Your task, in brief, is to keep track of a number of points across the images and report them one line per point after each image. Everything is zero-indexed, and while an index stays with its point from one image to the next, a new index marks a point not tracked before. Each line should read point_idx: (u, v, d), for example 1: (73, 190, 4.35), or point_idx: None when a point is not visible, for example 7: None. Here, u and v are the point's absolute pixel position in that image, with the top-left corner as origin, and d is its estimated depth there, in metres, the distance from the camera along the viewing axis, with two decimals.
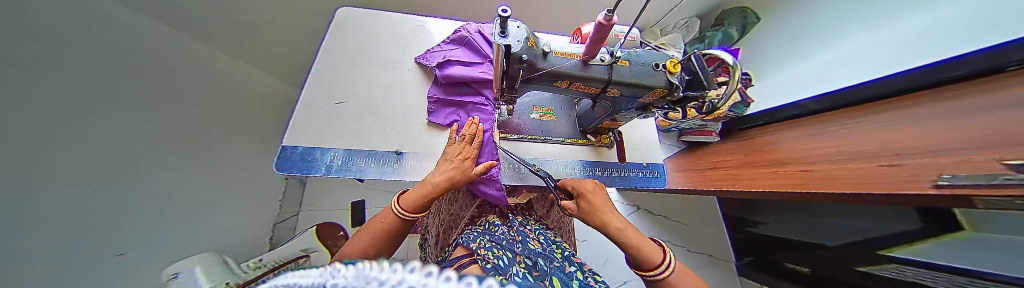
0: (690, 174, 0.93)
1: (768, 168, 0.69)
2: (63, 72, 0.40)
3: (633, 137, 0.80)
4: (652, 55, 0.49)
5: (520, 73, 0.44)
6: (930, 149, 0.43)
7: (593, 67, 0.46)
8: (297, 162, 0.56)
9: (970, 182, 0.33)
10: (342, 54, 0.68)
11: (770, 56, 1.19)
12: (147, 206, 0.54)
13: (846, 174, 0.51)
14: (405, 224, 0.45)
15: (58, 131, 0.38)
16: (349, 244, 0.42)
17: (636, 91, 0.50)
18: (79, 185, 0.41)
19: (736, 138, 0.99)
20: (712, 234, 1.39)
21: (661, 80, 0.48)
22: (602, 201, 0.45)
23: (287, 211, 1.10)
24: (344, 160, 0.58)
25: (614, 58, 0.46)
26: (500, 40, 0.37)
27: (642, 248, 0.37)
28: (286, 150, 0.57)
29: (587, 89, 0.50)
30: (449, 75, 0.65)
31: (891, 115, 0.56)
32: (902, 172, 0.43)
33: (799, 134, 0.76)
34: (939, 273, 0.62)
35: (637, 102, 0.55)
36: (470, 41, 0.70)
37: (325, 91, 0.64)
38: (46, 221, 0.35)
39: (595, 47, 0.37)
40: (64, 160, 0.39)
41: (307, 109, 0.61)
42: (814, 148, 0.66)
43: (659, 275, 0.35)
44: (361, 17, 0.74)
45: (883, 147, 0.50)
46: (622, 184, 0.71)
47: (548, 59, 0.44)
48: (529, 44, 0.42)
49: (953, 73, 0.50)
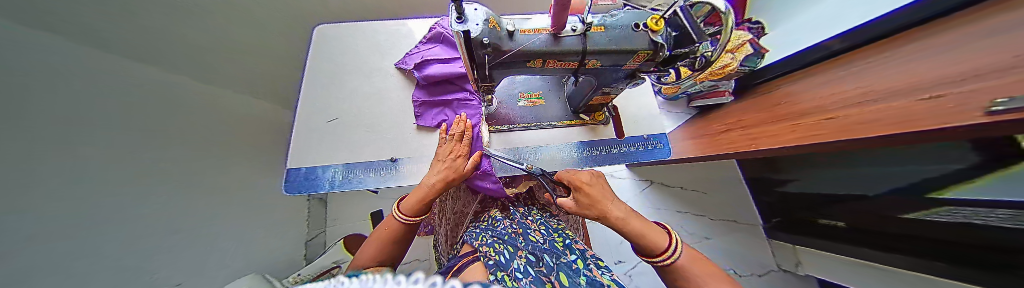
0: (701, 140, 0.88)
1: (787, 122, 0.64)
2: (95, 128, 0.45)
3: (630, 110, 0.77)
4: (630, 15, 0.45)
5: (486, 59, 0.43)
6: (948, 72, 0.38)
7: (564, 39, 0.42)
8: (303, 182, 0.60)
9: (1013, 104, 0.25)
10: (326, 71, 0.70)
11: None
12: (191, 237, 0.60)
13: (869, 115, 0.46)
14: (408, 229, 0.46)
15: (100, 181, 0.43)
16: (360, 253, 0.44)
17: (617, 58, 0.47)
18: (125, 227, 0.46)
19: (751, 95, 0.92)
20: (734, 199, 1.33)
21: (644, 41, 0.45)
22: (603, 192, 0.43)
23: (315, 228, 1.18)
24: (344, 174, 0.61)
25: (586, 25, 0.42)
26: (457, 26, 0.36)
27: (649, 238, 0.35)
28: (291, 173, 0.60)
29: (564, 64, 0.48)
30: (429, 76, 0.65)
31: (922, 41, 0.49)
32: (917, 103, 0.39)
33: (821, 80, 0.69)
34: (998, 211, 0.55)
35: (621, 71, 0.52)
36: (446, 37, 0.69)
37: (316, 111, 0.66)
38: (104, 264, 0.40)
39: (562, 17, 0.34)
40: (113, 208, 0.45)
41: (303, 130, 0.64)
42: (835, 93, 0.60)
43: (666, 260, 0.33)
44: (337, 32, 0.74)
45: (908, 79, 0.45)
46: (624, 161, 0.69)
47: (514, 39, 0.42)
48: (490, 25, 0.39)
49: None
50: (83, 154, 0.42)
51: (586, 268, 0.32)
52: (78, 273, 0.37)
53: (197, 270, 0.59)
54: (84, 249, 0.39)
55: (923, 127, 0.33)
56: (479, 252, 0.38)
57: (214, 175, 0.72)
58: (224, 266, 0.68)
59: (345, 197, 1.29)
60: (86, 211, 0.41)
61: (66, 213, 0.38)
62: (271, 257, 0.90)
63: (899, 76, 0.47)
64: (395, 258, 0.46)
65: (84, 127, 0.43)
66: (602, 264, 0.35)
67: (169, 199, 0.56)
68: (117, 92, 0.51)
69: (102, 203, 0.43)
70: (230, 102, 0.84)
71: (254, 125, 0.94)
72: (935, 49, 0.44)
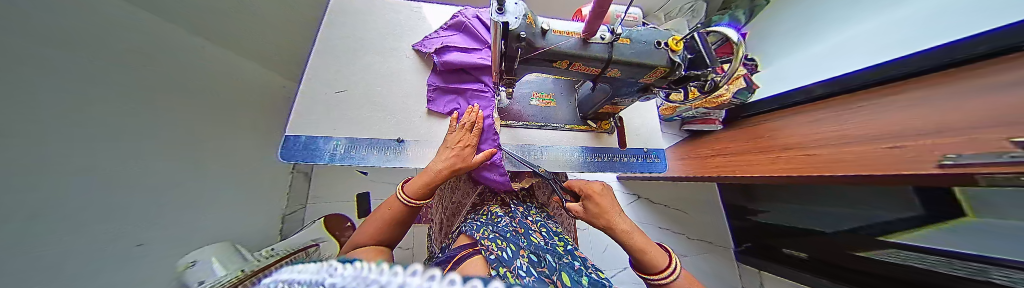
0: (691, 162, 0.92)
1: (770, 154, 0.69)
2: (61, 69, 0.39)
3: (633, 123, 0.80)
4: (652, 33, 0.48)
5: (519, 53, 0.44)
6: (922, 130, 0.42)
7: (593, 45, 0.44)
8: (301, 151, 0.57)
9: (975, 161, 0.29)
10: (338, 42, 0.67)
11: (777, 43, 1.17)
12: (155, 200, 0.55)
13: (845, 155, 0.51)
14: (410, 212, 0.46)
15: (58, 126, 0.38)
16: (359, 231, 0.44)
17: (636, 72, 0.50)
18: (85, 178, 0.42)
19: (739, 126, 0.98)
20: (712, 222, 1.40)
21: (663, 59, 0.47)
22: (609, 203, 0.43)
23: (296, 203, 1.13)
24: (346, 148, 0.59)
25: (614, 36, 0.45)
26: (498, 17, 0.36)
27: (648, 253, 0.37)
28: (289, 139, 0.57)
29: (587, 69, 0.49)
30: (447, 62, 0.64)
31: (906, 97, 0.54)
32: (887, 151, 0.44)
33: (802, 120, 0.75)
34: (938, 258, 0.62)
35: (637, 83, 0.54)
36: (468, 27, 0.69)
37: (325, 81, 0.63)
38: (61, 218, 0.37)
39: (595, 25, 0.35)
40: (78, 159, 0.41)
41: (308, 98, 0.61)
42: (815, 133, 0.66)
43: (665, 279, 0.35)
44: (356, 4, 0.72)
45: (883, 130, 0.50)
46: (622, 170, 0.71)
47: (547, 37, 0.43)
48: (528, 21, 0.41)
49: (975, 51, 0.48)
50: (48, 93, 0.37)
51: (587, 273, 0.33)
52: (36, 226, 0.33)
53: (162, 234, 0.55)
54: (44, 198, 0.35)
55: (896, 170, 0.37)
56: (479, 245, 0.39)
57: (183, 136, 0.65)
58: (192, 235, 0.63)
59: (331, 175, 1.24)
60: (55, 156, 0.37)
61: (34, 158, 0.34)
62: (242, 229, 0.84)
63: (875, 126, 0.53)
64: (394, 239, 0.46)
65: (50, 63, 0.37)
66: (601, 272, 0.35)
67: (128, 155, 0.50)
68: (100, 31, 0.46)
69: (62, 153, 0.38)
70: (222, 62, 0.78)
71: (247, 87, 0.89)
72: (919, 106, 0.49)
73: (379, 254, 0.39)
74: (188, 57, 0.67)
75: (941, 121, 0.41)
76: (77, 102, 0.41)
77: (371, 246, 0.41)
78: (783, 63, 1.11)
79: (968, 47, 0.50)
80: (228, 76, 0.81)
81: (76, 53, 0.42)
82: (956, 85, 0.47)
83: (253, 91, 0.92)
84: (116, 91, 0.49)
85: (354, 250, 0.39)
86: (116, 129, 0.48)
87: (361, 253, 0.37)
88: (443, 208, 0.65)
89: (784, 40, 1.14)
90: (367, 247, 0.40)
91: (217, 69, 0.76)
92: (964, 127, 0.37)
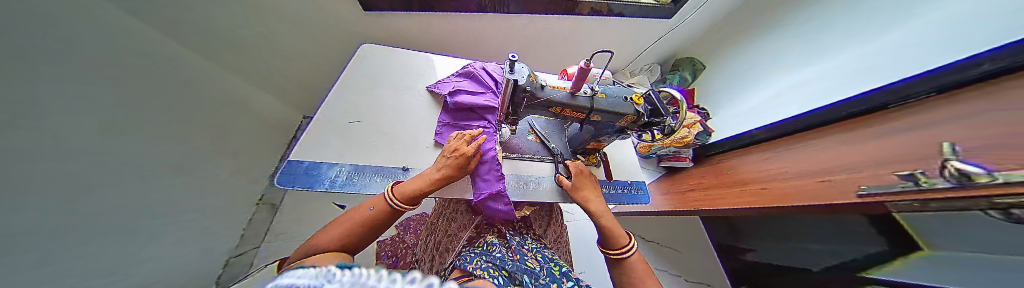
0: (671, 196, 0.97)
1: (736, 188, 0.76)
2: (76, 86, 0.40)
3: (614, 158, 0.89)
4: (622, 90, 0.60)
5: (524, 100, 0.52)
6: (846, 168, 0.54)
7: (579, 97, 0.54)
8: (298, 176, 0.53)
9: (882, 191, 0.37)
10: (360, 79, 0.74)
11: (714, 94, 1.41)
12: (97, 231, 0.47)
13: (792, 188, 0.58)
14: (389, 216, 0.44)
15: (42, 135, 0.36)
16: (314, 236, 0.37)
17: (610, 117, 0.58)
18: (38, 199, 0.36)
19: (705, 164, 1.11)
20: (706, 262, 1.36)
21: (630, 109, 0.58)
22: (588, 184, 0.64)
23: (250, 242, 0.96)
24: (349, 175, 0.57)
25: (594, 91, 0.56)
26: (508, 75, 0.47)
27: (614, 231, 0.50)
28: (291, 164, 0.55)
29: (575, 115, 0.57)
30: (458, 102, 0.71)
31: (826, 140, 0.69)
32: (824, 183, 0.52)
33: (756, 157, 0.87)
34: None
35: (614, 126, 0.63)
36: (476, 75, 0.80)
37: (341, 111, 0.66)
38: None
39: (579, 83, 0.47)
40: (43, 173, 0.37)
41: (322, 128, 0.62)
42: (761, 170, 0.77)
43: (624, 254, 0.46)
44: (380, 50, 0.82)
45: (819, 166, 0.61)
46: (608, 201, 0.72)
47: (546, 90, 0.52)
48: (532, 78, 0.50)
49: (924, 90, 0.54)
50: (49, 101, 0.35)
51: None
52: None
53: (85, 275, 0.44)
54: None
55: (830, 200, 0.44)
56: (472, 274, 0.37)
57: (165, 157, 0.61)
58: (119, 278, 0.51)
59: None
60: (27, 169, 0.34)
61: (12, 173, 0.31)
62: (184, 273, 0.69)
63: (810, 164, 0.64)
64: (358, 247, 0.40)
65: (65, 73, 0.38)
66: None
67: (98, 177, 0.46)
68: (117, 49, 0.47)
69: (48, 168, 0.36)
70: (215, 82, 0.78)
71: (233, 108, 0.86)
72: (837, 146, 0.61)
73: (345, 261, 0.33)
74: (187, 75, 0.67)
75: (864, 161, 0.51)
76: (69, 113, 0.39)
77: (331, 250, 0.34)
78: (727, 110, 1.29)
79: (914, 86, 0.56)
80: (228, 100, 0.82)
81: (97, 70, 0.43)
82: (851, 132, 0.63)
83: (241, 116, 0.90)
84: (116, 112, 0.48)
85: (311, 255, 0.32)
86: (101, 149, 0.45)
87: (320, 260, 0.30)
88: (433, 241, 0.61)
89: (720, 92, 1.37)
90: (326, 253, 0.33)
91: (208, 88, 0.75)
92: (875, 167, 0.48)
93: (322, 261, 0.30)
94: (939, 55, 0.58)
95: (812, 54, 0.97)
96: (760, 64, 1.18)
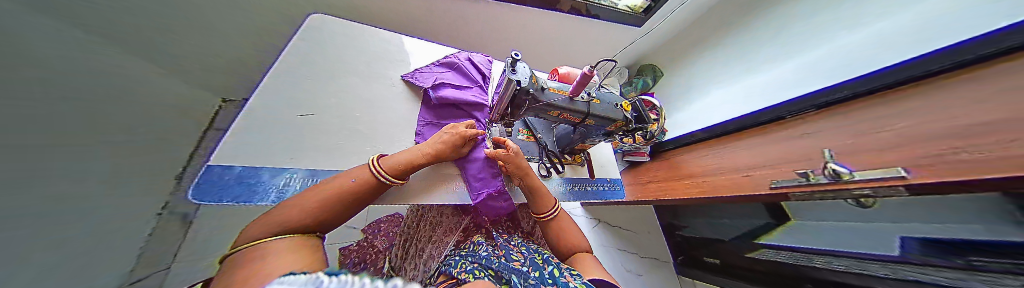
0: (637, 186, 1.12)
1: (687, 180, 0.94)
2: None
3: (596, 156, 0.98)
4: (612, 97, 0.71)
5: (527, 101, 0.59)
6: (760, 165, 0.77)
7: (576, 102, 0.63)
8: (229, 187, 0.42)
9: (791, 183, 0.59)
10: (311, 61, 0.60)
11: (673, 94, 1.58)
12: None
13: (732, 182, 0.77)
14: (372, 192, 0.44)
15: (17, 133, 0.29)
16: (278, 209, 0.34)
17: (602, 121, 0.69)
18: None
19: (658, 159, 1.29)
20: (654, 239, 1.62)
21: (620, 115, 0.69)
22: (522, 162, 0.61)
23: None
24: (304, 182, 0.48)
25: (590, 97, 0.66)
26: (512, 75, 0.53)
27: (543, 199, 0.62)
28: (209, 172, 0.41)
29: (571, 117, 0.66)
30: (442, 97, 0.68)
31: (743, 143, 0.94)
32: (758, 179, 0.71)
33: (696, 154, 1.10)
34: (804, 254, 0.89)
35: (603, 130, 0.74)
36: (460, 67, 0.77)
37: (286, 101, 0.54)
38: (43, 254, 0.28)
39: (579, 88, 0.57)
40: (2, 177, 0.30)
41: (258, 122, 0.49)
42: (708, 164, 0.97)
43: (547, 216, 0.61)
44: (337, 25, 0.67)
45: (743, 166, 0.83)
46: (594, 197, 0.83)
47: (546, 93, 0.59)
48: (533, 80, 0.57)
49: (867, 86, 0.63)
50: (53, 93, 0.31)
51: (558, 275, 0.35)
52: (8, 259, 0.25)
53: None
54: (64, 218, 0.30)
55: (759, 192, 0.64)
56: (457, 278, 0.36)
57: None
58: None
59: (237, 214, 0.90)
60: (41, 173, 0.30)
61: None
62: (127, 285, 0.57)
63: (738, 161, 0.87)
64: (330, 225, 0.39)
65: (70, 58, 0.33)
66: (573, 271, 0.38)
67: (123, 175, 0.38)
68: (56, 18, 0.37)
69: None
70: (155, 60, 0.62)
71: None
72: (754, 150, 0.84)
73: (316, 247, 0.32)
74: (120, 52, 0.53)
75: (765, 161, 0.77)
76: None
77: (298, 232, 0.32)
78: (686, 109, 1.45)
79: (860, 83, 0.65)
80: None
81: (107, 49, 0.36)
82: (769, 140, 0.84)
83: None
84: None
85: (277, 237, 0.29)
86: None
87: (291, 247, 0.28)
88: (421, 247, 0.61)
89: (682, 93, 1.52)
90: (295, 235, 0.31)
91: None
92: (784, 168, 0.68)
93: (293, 250, 0.28)
94: (881, 62, 0.69)
95: (754, 65, 1.14)
96: (706, 73, 1.39)
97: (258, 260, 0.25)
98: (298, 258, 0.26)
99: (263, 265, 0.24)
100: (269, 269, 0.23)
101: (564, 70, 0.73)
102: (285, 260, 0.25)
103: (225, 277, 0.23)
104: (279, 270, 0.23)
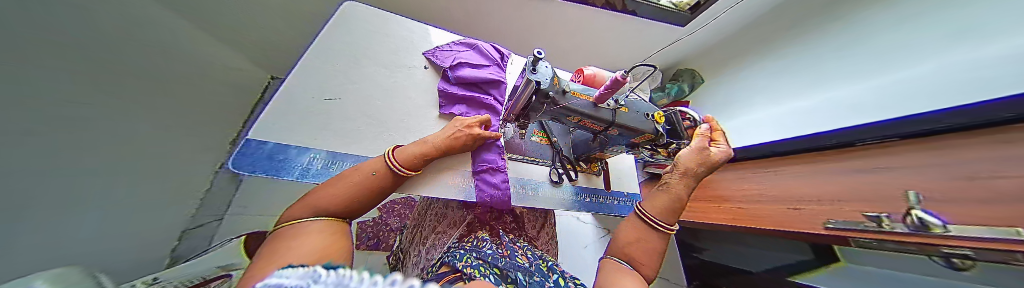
0: None
1: (716, 204, 0.95)
2: (26, 21, 0.35)
3: (617, 168, 0.98)
4: (645, 107, 0.70)
5: (544, 104, 0.59)
6: (807, 200, 0.71)
7: (601, 109, 0.63)
8: (260, 162, 0.47)
9: (849, 226, 0.56)
10: (337, 49, 0.63)
11: (718, 102, 1.43)
12: (48, 181, 0.42)
13: (764, 214, 0.76)
14: (395, 180, 0.47)
15: None
16: (313, 194, 0.39)
17: (626, 132, 0.69)
18: None
19: None
20: (669, 258, 1.47)
21: (650, 127, 0.68)
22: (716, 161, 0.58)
23: (209, 214, 0.85)
24: (326, 163, 0.53)
25: (617, 105, 0.65)
26: (532, 75, 0.52)
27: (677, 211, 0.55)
28: (249, 145, 0.48)
29: (592, 125, 0.67)
30: (460, 76, 0.71)
31: (791, 169, 0.85)
32: (801, 215, 0.68)
33: (730, 176, 1.03)
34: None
35: (628, 140, 0.73)
36: (479, 47, 0.80)
37: (313, 85, 0.58)
38: None
39: (608, 94, 0.55)
40: None
41: (289, 103, 0.54)
42: (743, 189, 0.92)
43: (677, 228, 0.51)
44: (365, 14, 0.70)
45: (786, 197, 0.77)
46: (605, 211, 0.85)
47: (565, 96, 0.59)
48: (553, 82, 0.56)
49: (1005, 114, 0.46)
50: None
51: (564, 284, 0.36)
52: None
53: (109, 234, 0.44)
54: None
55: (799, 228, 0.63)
56: (461, 272, 0.36)
57: (125, 116, 0.54)
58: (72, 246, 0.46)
59: None
60: None
61: None
62: None
63: (782, 191, 0.80)
64: (357, 212, 0.42)
65: None
66: (576, 281, 0.39)
67: None
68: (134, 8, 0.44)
69: None
70: (172, 35, 0.65)
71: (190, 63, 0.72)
72: (802, 181, 0.78)
73: (344, 231, 0.36)
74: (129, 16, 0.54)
75: (816, 198, 0.70)
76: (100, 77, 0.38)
77: (334, 218, 0.36)
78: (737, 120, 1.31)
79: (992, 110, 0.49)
80: (192, 60, 0.73)
81: None
82: (828, 172, 0.75)
83: (214, 70, 0.82)
84: (64, 54, 0.42)
85: (309, 218, 0.33)
86: (57, 94, 0.40)
87: (325, 227, 0.33)
88: (428, 231, 0.63)
89: (731, 101, 1.36)
90: (330, 218, 0.36)
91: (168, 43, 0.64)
92: (846, 208, 0.62)
93: (325, 229, 0.32)
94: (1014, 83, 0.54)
95: (824, 79, 0.98)
96: (757, 88, 1.24)
97: (287, 238, 0.29)
98: (321, 235, 0.30)
99: (290, 241, 0.27)
100: (298, 244, 0.27)
101: (591, 70, 0.69)
102: (309, 237, 0.29)
103: (265, 248, 0.28)
104: (300, 245, 0.27)
